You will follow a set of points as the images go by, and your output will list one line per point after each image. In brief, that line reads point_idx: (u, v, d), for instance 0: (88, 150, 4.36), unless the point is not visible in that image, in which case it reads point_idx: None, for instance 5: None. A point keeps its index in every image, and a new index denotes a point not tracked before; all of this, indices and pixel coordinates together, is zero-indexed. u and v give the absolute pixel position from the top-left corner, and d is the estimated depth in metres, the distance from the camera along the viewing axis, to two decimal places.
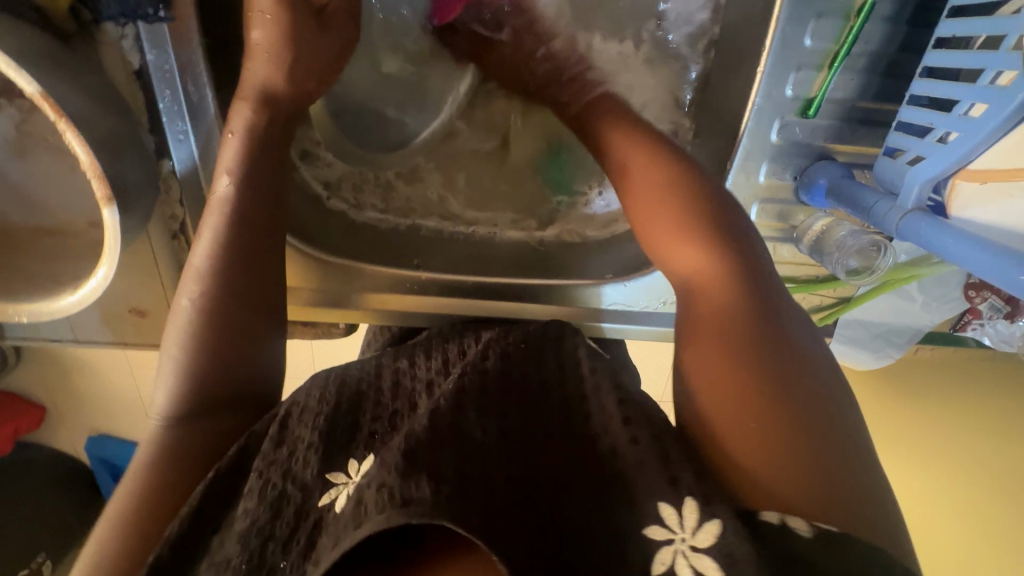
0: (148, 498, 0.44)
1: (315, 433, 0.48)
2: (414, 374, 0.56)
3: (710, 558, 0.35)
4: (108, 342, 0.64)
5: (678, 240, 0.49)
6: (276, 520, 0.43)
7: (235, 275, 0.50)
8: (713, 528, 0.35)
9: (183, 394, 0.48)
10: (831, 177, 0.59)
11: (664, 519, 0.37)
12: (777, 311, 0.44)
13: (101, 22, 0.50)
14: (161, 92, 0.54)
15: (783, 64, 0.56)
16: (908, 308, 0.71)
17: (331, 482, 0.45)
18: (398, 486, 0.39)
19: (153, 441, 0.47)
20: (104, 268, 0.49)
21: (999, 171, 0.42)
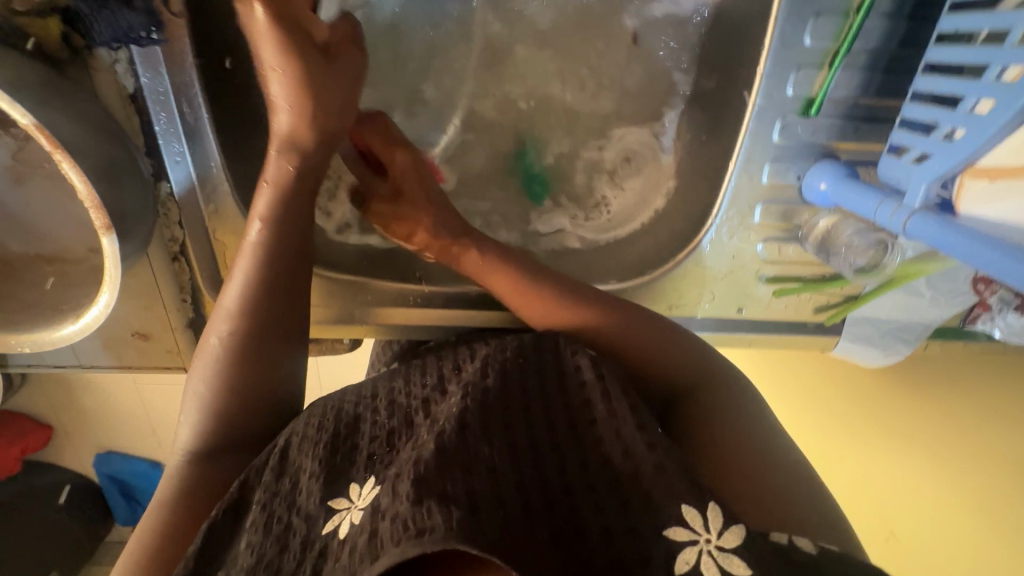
0: (165, 534, 0.45)
1: (316, 462, 0.48)
2: (409, 392, 0.55)
3: (739, 559, 0.38)
4: (112, 366, 0.64)
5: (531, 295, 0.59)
6: (283, 552, 0.43)
7: (258, 311, 0.52)
8: (737, 531, 0.39)
9: (206, 431, 0.50)
10: (832, 177, 0.58)
11: (687, 521, 0.40)
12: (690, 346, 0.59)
13: (94, 48, 0.49)
14: (156, 115, 0.53)
15: (783, 64, 0.56)
16: (917, 304, 0.71)
17: (334, 509, 0.45)
18: (410, 514, 0.38)
19: (174, 477, 0.49)
20: (106, 296, 0.49)
21: (1010, 167, 0.41)
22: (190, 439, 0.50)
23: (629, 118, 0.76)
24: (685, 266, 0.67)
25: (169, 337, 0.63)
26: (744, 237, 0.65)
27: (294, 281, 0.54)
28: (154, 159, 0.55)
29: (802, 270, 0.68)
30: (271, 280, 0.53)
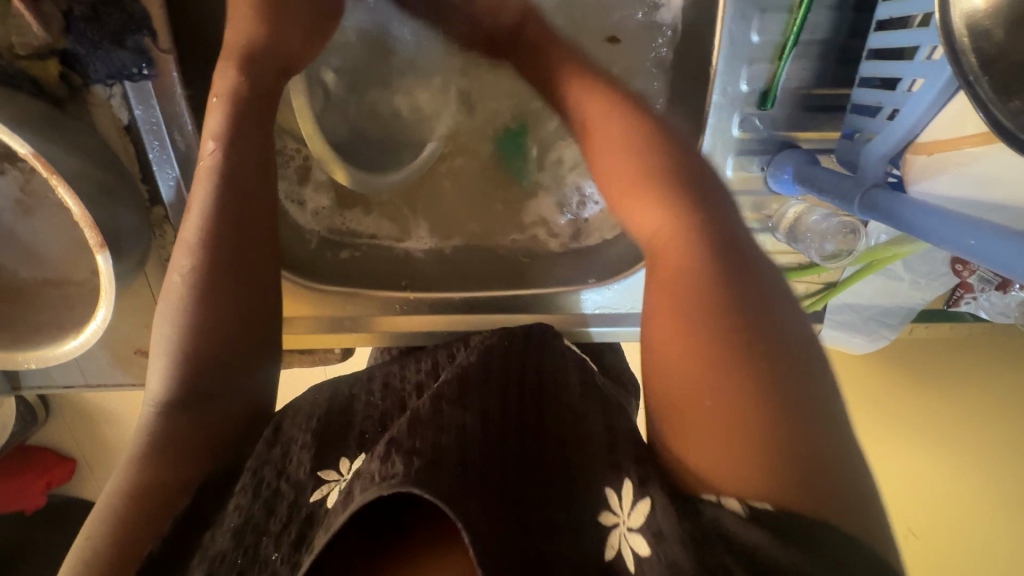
0: (146, 487, 0.44)
1: (308, 434, 0.52)
2: (404, 376, 0.59)
3: (643, 537, 0.39)
4: (118, 383, 0.67)
5: (636, 194, 0.48)
6: (270, 516, 0.46)
7: (217, 266, 0.50)
8: (644, 507, 0.39)
9: (177, 377, 0.48)
10: (796, 165, 0.60)
11: (608, 503, 0.42)
12: (741, 245, 0.43)
13: (91, 85, 0.54)
14: (150, 143, 0.58)
15: (735, 60, 0.58)
16: (896, 289, 0.71)
17: (323, 480, 0.49)
18: (379, 469, 0.40)
19: (147, 428, 0.47)
20: (103, 310, 0.52)
21: (946, 141, 0.43)
22: (159, 391, 0.48)
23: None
24: None
25: None
26: None
27: (251, 223, 0.51)
28: (150, 184, 0.60)
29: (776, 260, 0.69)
30: (223, 249, 0.50)
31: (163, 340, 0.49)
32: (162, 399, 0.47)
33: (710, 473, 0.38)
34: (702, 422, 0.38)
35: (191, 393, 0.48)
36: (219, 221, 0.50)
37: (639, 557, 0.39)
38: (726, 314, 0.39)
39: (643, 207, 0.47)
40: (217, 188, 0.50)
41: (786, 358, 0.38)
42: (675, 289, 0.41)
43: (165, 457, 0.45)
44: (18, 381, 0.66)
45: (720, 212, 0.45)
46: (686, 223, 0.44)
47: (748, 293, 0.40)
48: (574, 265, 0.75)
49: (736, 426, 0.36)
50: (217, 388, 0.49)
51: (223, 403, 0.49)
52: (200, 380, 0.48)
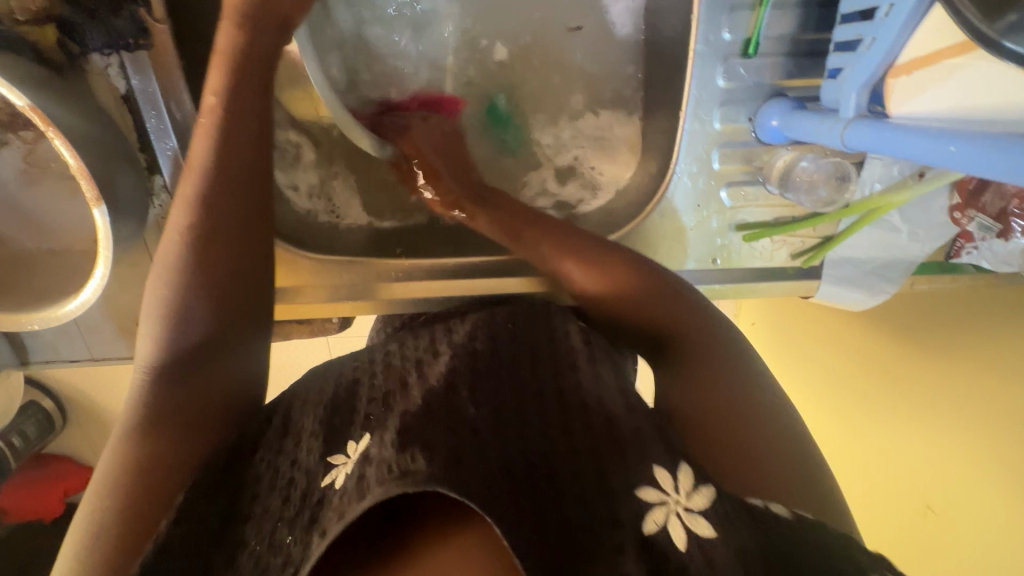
0: (146, 473, 0.44)
1: (316, 422, 0.50)
2: (403, 354, 0.56)
3: (705, 519, 0.39)
4: (120, 356, 0.69)
5: (564, 253, 0.58)
6: (287, 504, 0.45)
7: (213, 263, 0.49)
8: (706, 493, 0.41)
9: (170, 345, 0.48)
10: (781, 112, 0.60)
11: (659, 484, 0.41)
12: (653, 270, 0.56)
13: (88, 54, 0.56)
14: (147, 113, 0.60)
15: (717, 9, 0.59)
16: (895, 241, 0.70)
17: (331, 463, 0.46)
18: (394, 459, 0.41)
19: (137, 399, 0.46)
20: (101, 268, 0.53)
21: (924, 57, 0.43)
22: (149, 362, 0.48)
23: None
24: (650, 220, 0.68)
25: None
26: (706, 184, 0.67)
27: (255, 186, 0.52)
28: (147, 153, 0.61)
29: (769, 213, 0.68)
30: (223, 256, 0.49)
31: (152, 347, 0.48)
32: (145, 398, 0.46)
33: (734, 473, 0.45)
34: (713, 433, 0.47)
35: (170, 395, 0.47)
36: (216, 215, 0.49)
37: (697, 536, 0.39)
38: (651, 306, 0.54)
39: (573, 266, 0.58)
40: (211, 206, 0.49)
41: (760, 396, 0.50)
42: (637, 304, 0.54)
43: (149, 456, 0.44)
44: (26, 356, 0.68)
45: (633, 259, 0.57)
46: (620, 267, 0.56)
47: (672, 301, 0.54)
48: None
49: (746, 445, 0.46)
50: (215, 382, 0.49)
51: (217, 403, 0.49)
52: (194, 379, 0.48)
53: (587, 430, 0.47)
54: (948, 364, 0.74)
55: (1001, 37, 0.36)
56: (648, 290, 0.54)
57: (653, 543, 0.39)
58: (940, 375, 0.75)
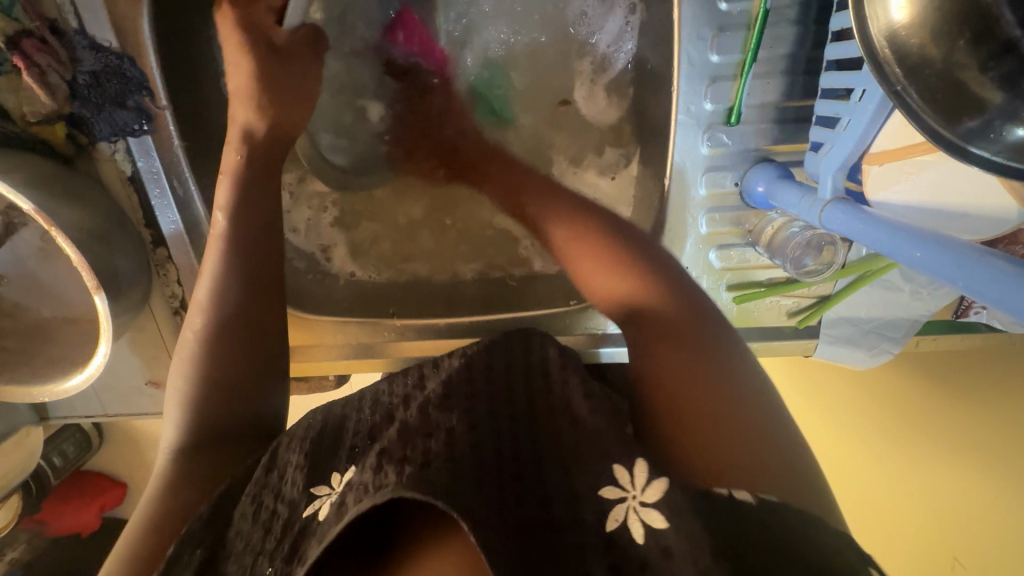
0: (164, 518, 0.48)
1: (302, 456, 0.50)
2: (391, 393, 0.55)
3: (657, 511, 0.37)
4: (131, 414, 0.72)
5: (597, 261, 0.55)
6: (267, 535, 0.45)
7: (219, 308, 0.56)
8: (660, 483, 0.38)
9: (191, 417, 0.54)
10: (768, 178, 0.59)
11: (618, 479, 0.40)
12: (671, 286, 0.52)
13: (96, 142, 0.60)
14: (152, 191, 0.63)
15: (696, 80, 0.58)
16: (897, 300, 0.67)
17: (314, 495, 0.46)
18: (371, 480, 0.41)
19: (161, 470, 0.52)
20: (102, 346, 0.56)
21: (896, 149, 0.45)
22: (175, 436, 0.54)
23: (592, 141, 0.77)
24: None
25: None
26: (695, 247, 0.66)
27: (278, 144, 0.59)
28: (153, 228, 0.65)
29: (761, 275, 0.67)
30: (244, 252, 0.57)
31: (177, 380, 0.55)
32: (178, 442, 0.53)
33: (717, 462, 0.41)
34: (708, 419, 0.43)
35: (203, 428, 0.53)
36: (230, 276, 0.56)
37: (653, 531, 0.37)
38: (668, 351, 0.47)
39: (606, 276, 0.55)
40: (229, 242, 0.57)
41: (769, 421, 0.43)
42: (642, 340, 0.50)
43: (185, 480, 0.50)
44: (45, 412, 0.72)
45: (663, 266, 0.54)
46: (638, 281, 0.53)
47: (684, 331, 0.48)
48: (558, 287, 0.76)
49: (738, 458, 0.41)
50: (234, 422, 0.55)
51: (231, 438, 0.54)
52: (215, 410, 0.54)
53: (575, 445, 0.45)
54: (961, 404, 0.73)
55: (966, 143, 0.36)
56: (667, 318, 0.50)
57: (615, 541, 0.38)
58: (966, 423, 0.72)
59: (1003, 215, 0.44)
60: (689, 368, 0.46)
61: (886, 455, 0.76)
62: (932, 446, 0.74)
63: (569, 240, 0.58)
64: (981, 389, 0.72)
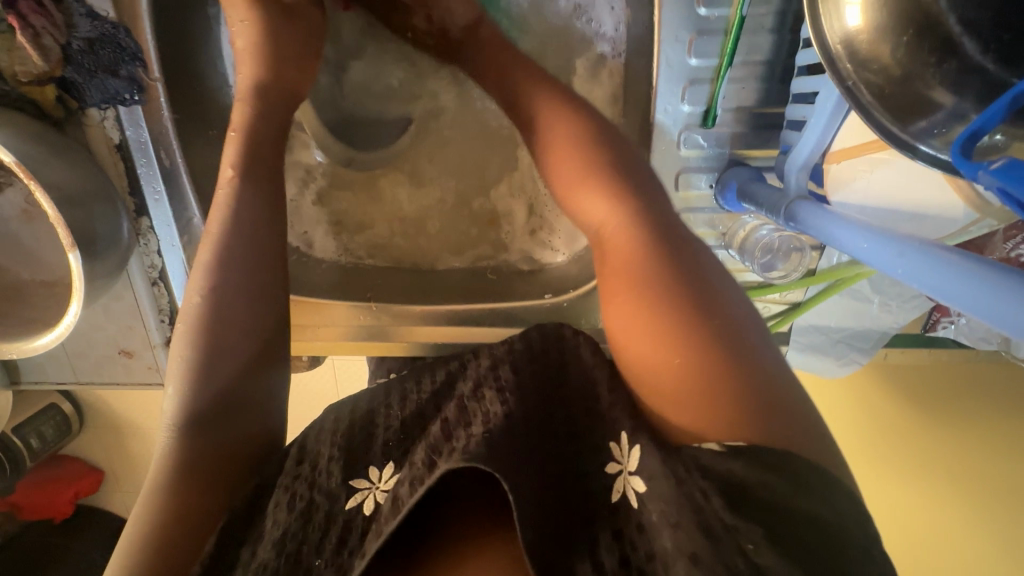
0: (186, 505, 0.44)
1: (334, 448, 0.50)
2: (419, 389, 0.56)
3: (638, 477, 0.40)
4: (103, 382, 0.73)
5: (582, 186, 0.51)
6: (308, 525, 0.45)
7: (228, 276, 0.50)
8: (637, 450, 0.41)
9: (199, 387, 0.47)
10: (741, 181, 0.60)
11: (613, 453, 0.43)
12: (665, 220, 0.48)
13: (86, 108, 0.62)
14: (138, 160, 0.65)
15: (674, 81, 0.60)
16: (866, 310, 0.68)
17: (355, 488, 0.47)
18: (424, 474, 0.43)
19: (168, 453, 0.46)
20: (74, 306, 0.58)
21: (852, 149, 0.48)
22: (176, 412, 0.47)
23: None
24: None
25: (149, 355, 0.71)
26: None
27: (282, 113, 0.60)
28: (137, 198, 0.66)
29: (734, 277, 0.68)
30: (258, 212, 0.53)
31: (180, 352, 0.48)
32: (180, 418, 0.47)
33: (683, 415, 0.40)
34: (679, 377, 0.40)
35: (205, 405, 0.47)
36: (235, 238, 0.51)
37: (638, 493, 0.40)
38: (651, 284, 0.44)
39: (591, 200, 0.51)
40: (235, 210, 0.52)
41: (750, 354, 0.41)
42: (619, 274, 0.46)
43: (196, 477, 0.46)
44: (17, 376, 0.73)
45: (656, 207, 0.49)
46: (622, 218, 0.49)
47: (667, 257, 0.45)
48: (536, 281, 0.77)
49: (708, 400, 0.39)
50: (238, 399, 0.49)
51: (238, 420, 0.49)
52: (223, 395, 0.48)
53: (591, 422, 0.47)
54: (930, 419, 0.73)
55: (916, 141, 0.37)
56: (632, 253, 0.46)
57: (620, 508, 0.41)
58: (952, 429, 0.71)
59: (953, 213, 0.46)
60: (666, 311, 0.42)
61: (887, 467, 0.74)
62: (929, 455, 0.72)
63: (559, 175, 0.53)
64: (940, 399, 0.73)
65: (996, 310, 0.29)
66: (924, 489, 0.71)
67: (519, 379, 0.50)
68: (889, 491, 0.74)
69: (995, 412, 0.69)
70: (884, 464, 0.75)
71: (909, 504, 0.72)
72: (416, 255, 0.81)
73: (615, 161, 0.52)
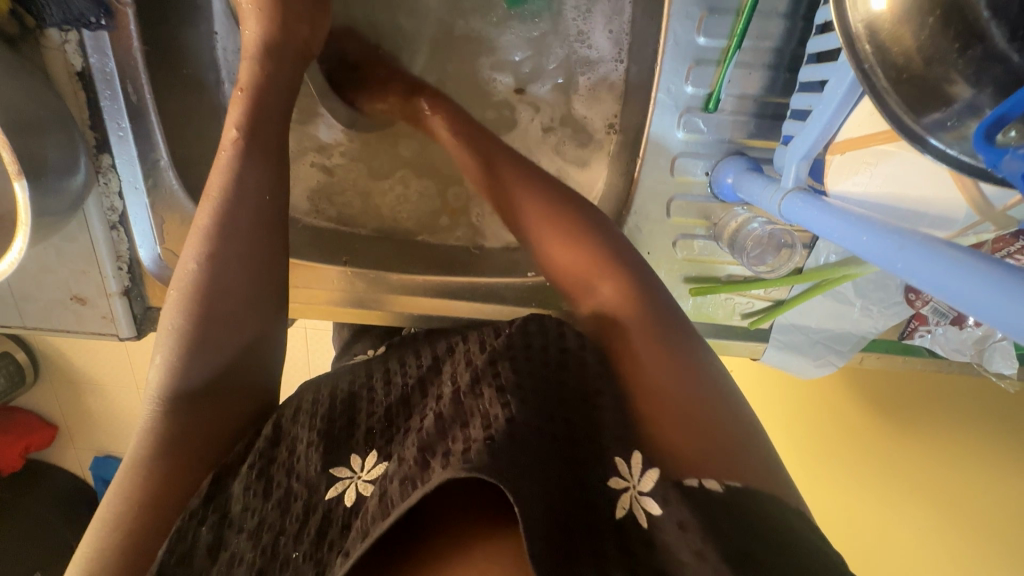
0: (158, 490, 0.43)
1: (314, 433, 0.48)
2: (405, 372, 0.54)
3: (652, 499, 0.39)
4: (51, 329, 0.68)
5: (560, 227, 0.54)
6: (286, 516, 0.43)
7: (228, 247, 0.48)
8: (653, 474, 0.40)
9: (183, 367, 0.46)
10: (737, 170, 0.59)
11: (618, 470, 0.41)
12: (628, 260, 0.53)
13: (45, 28, 0.56)
14: (102, 92, 0.60)
15: (680, 60, 0.58)
16: (846, 313, 0.68)
17: (336, 477, 0.44)
18: (417, 473, 0.39)
19: (146, 430, 0.45)
20: (20, 241, 0.54)
21: (857, 140, 0.46)
22: (156, 388, 0.45)
23: (575, 121, 0.75)
24: None
25: (104, 303, 0.67)
26: (660, 233, 0.65)
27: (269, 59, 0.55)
28: (98, 132, 0.62)
29: (720, 270, 0.67)
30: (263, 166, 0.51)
31: (166, 327, 0.46)
32: (163, 393, 0.45)
33: (688, 452, 0.41)
34: (677, 419, 0.43)
35: (195, 387, 0.46)
36: (238, 204, 0.49)
37: (651, 517, 0.38)
38: (645, 335, 0.48)
39: (563, 241, 0.54)
40: (239, 173, 0.50)
41: (735, 407, 0.45)
42: (625, 325, 0.50)
43: (179, 459, 0.45)
44: None
45: (626, 256, 0.53)
46: (606, 270, 0.52)
47: (654, 312, 0.50)
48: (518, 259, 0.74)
49: (716, 448, 0.41)
50: (224, 382, 0.47)
51: (227, 400, 0.47)
52: (216, 385, 0.47)
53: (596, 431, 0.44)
54: (904, 435, 0.72)
55: (927, 134, 0.36)
56: (622, 302, 0.51)
57: (624, 526, 0.39)
58: (916, 441, 0.71)
59: (953, 214, 0.46)
60: (650, 357, 0.47)
61: (843, 469, 0.79)
62: (886, 461, 0.73)
63: (534, 211, 0.56)
64: (915, 413, 0.72)
65: (1003, 313, 0.27)
66: (874, 488, 0.74)
67: (521, 378, 0.45)
68: (843, 489, 0.78)
69: (960, 430, 0.68)
70: (846, 464, 0.78)
71: (859, 501, 0.76)
72: (398, 223, 0.78)
73: (569, 206, 0.55)
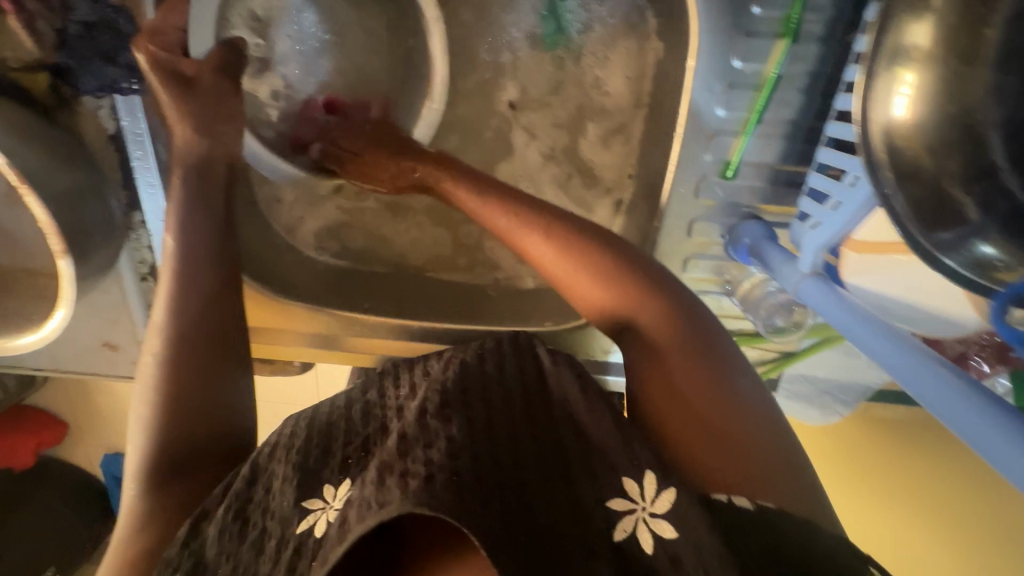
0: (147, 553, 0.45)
1: (289, 467, 0.47)
2: (385, 402, 0.54)
3: (666, 521, 0.37)
4: (83, 371, 0.70)
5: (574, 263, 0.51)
6: (259, 557, 0.42)
7: (194, 310, 0.52)
8: (669, 495, 0.38)
9: (158, 434, 0.48)
10: (753, 237, 0.60)
11: (626, 491, 0.40)
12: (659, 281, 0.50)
13: (80, 95, 0.58)
14: (133, 152, 0.61)
15: (701, 131, 0.59)
16: (853, 366, 0.70)
17: (308, 509, 0.43)
18: (373, 495, 0.38)
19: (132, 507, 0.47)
20: (62, 310, 0.56)
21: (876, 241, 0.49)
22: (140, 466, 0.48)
23: (580, 158, 0.74)
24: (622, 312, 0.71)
25: (134, 349, 0.69)
26: None
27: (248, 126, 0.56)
28: (130, 190, 0.63)
29: (732, 324, 0.69)
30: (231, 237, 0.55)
31: (144, 408, 0.49)
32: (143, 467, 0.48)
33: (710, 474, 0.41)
34: (722, 451, 0.41)
35: (168, 450, 0.48)
36: (195, 260, 0.53)
37: (662, 540, 0.37)
38: (681, 357, 0.45)
39: (580, 273, 0.51)
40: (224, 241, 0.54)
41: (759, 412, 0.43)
42: (654, 347, 0.47)
43: (164, 525, 0.47)
44: None
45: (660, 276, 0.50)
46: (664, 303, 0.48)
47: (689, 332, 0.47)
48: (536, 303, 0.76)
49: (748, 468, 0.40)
50: (199, 433, 0.49)
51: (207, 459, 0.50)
52: (190, 444, 0.49)
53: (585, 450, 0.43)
54: (909, 459, 0.76)
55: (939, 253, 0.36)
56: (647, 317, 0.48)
57: (625, 549, 0.38)
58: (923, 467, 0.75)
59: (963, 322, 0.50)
60: (678, 370, 0.45)
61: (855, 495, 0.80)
62: (897, 487, 0.76)
63: (532, 234, 0.53)
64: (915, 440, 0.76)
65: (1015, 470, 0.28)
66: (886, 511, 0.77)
67: None
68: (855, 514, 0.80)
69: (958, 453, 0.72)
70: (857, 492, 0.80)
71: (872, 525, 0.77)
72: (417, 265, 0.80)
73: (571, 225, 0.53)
